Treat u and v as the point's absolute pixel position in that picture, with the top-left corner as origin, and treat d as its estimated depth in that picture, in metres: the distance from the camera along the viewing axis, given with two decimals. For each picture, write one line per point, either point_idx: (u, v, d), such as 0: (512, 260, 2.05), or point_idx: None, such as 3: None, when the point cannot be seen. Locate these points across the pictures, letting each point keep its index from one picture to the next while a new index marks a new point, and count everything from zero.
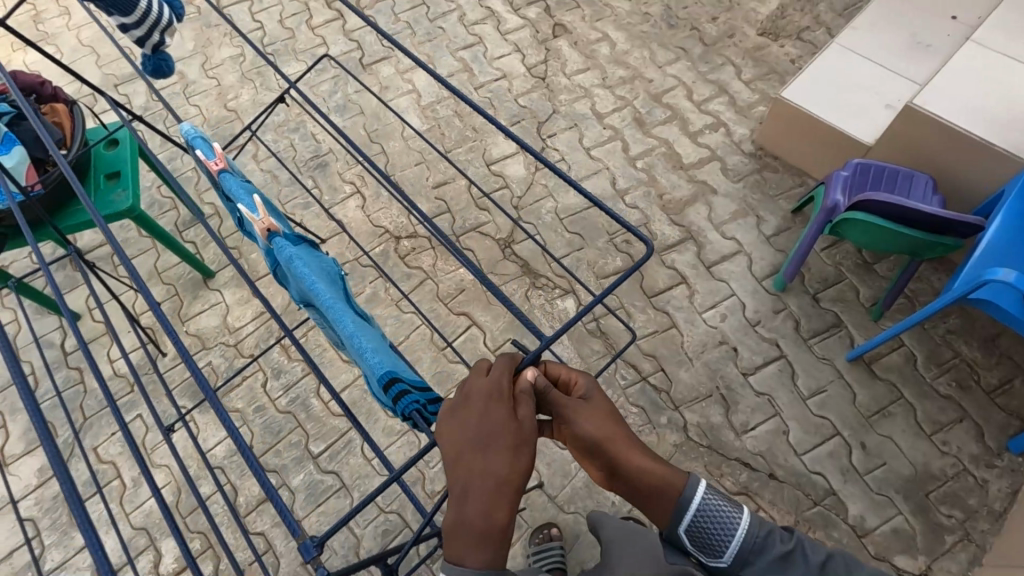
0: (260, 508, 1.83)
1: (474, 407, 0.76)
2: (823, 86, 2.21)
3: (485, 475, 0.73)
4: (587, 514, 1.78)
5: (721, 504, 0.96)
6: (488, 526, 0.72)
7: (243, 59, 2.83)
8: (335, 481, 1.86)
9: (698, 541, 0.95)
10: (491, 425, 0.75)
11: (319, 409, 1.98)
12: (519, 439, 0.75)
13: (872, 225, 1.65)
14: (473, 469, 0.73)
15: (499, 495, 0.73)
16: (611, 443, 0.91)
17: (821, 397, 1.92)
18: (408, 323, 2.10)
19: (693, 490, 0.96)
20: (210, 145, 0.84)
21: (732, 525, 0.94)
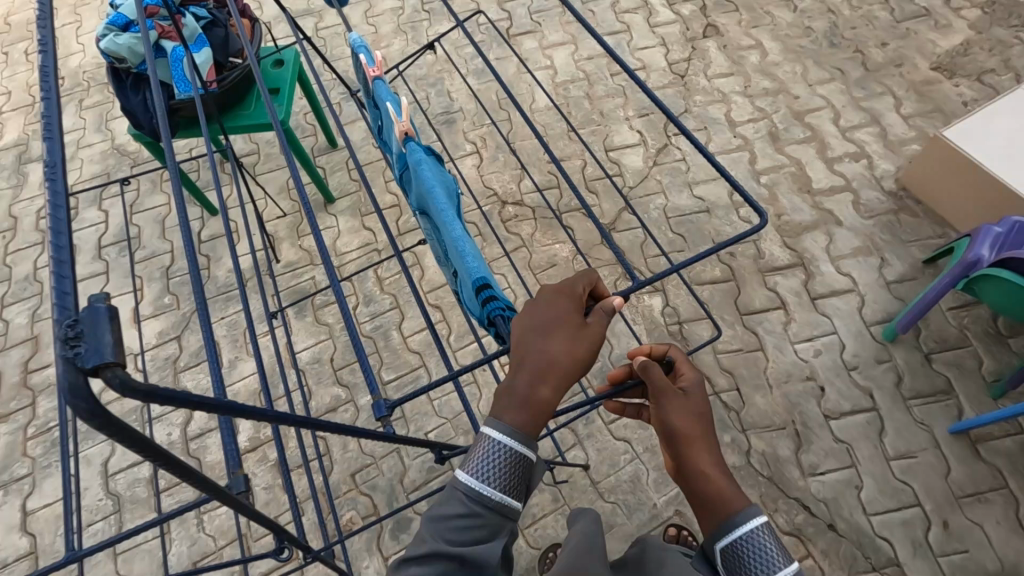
0: (327, 415, 1.99)
1: (541, 300, 0.78)
2: (996, 133, 1.99)
3: (538, 353, 0.74)
4: (625, 508, 1.77)
5: (768, 545, 0.76)
6: (531, 399, 0.74)
7: (401, 12, 3.02)
8: (397, 410, 1.97)
9: (728, 564, 0.78)
10: (555, 314, 0.77)
11: (397, 342, 2.11)
12: (580, 334, 0.76)
13: (1018, 289, 1.47)
14: (528, 347, 0.75)
15: (546, 373, 0.74)
16: (683, 435, 0.83)
17: (908, 461, 1.76)
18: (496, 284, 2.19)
19: (745, 515, 0.78)
20: (371, 53, 0.93)
21: (769, 566, 0.74)
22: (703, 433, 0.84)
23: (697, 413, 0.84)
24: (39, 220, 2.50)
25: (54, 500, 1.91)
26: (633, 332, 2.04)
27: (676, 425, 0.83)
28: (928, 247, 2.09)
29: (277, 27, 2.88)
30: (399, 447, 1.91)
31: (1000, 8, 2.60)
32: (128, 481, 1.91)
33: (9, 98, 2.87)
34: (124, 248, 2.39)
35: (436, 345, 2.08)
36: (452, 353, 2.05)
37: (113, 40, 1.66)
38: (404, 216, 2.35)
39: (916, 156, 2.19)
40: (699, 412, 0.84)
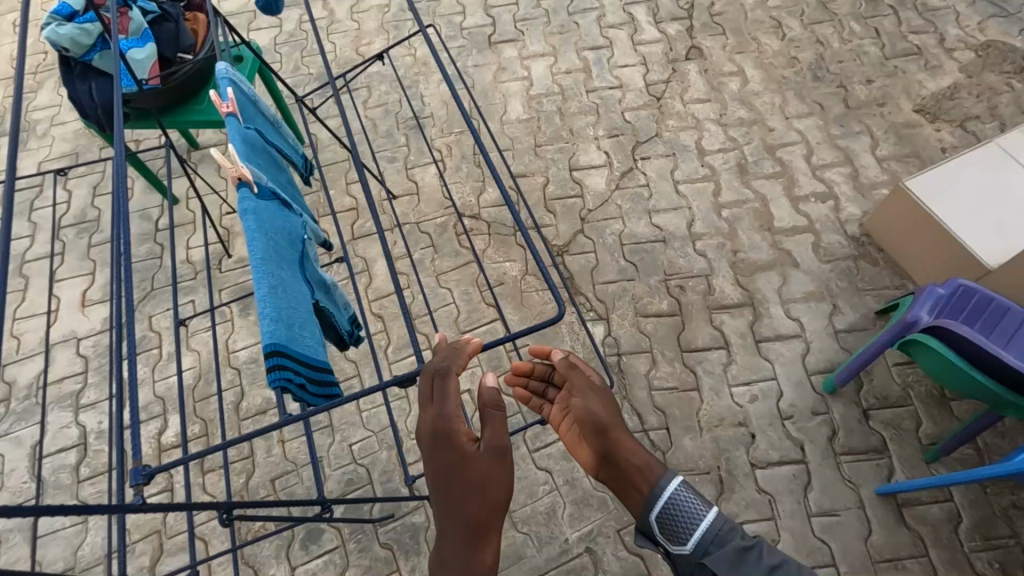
0: (256, 417, 1.99)
1: (429, 446, 0.91)
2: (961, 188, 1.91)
3: (460, 485, 0.89)
4: (537, 541, 1.75)
5: (691, 499, 1.09)
6: (472, 533, 0.87)
7: (387, 10, 2.99)
8: (324, 418, 1.96)
9: (670, 532, 1.09)
10: (446, 460, 0.90)
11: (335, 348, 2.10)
12: (469, 468, 0.89)
13: (944, 360, 1.42)
14: (445, 504, 0.88)
15: (470, 507, 0.88)
16: (609, 424, 1.12)
17: (830, 519, 1.72)
18: (441, 298, 2.17)
19: (669, 485, 1.10)
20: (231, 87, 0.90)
21: (695, 519, 1.08)
22: (607, 407, 1.13)
23: (606, 400, 1.14)
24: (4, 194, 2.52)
25: None
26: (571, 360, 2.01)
27: (590, 411, 1.12)
28: (884, 297, 2.03)
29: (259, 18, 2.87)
30: (322, 456, 1.91)
31: (994, 52, 2.50)
32: (54, 466, 1.93)
33: None
34: (83, 230, 2.41)
35: (373, 355, 2.07)
36: (388, 365, 2.04)
37: (53, 25, 1.64)
38: (359, 220, 2.33)
39: (882, 203, 2.13)
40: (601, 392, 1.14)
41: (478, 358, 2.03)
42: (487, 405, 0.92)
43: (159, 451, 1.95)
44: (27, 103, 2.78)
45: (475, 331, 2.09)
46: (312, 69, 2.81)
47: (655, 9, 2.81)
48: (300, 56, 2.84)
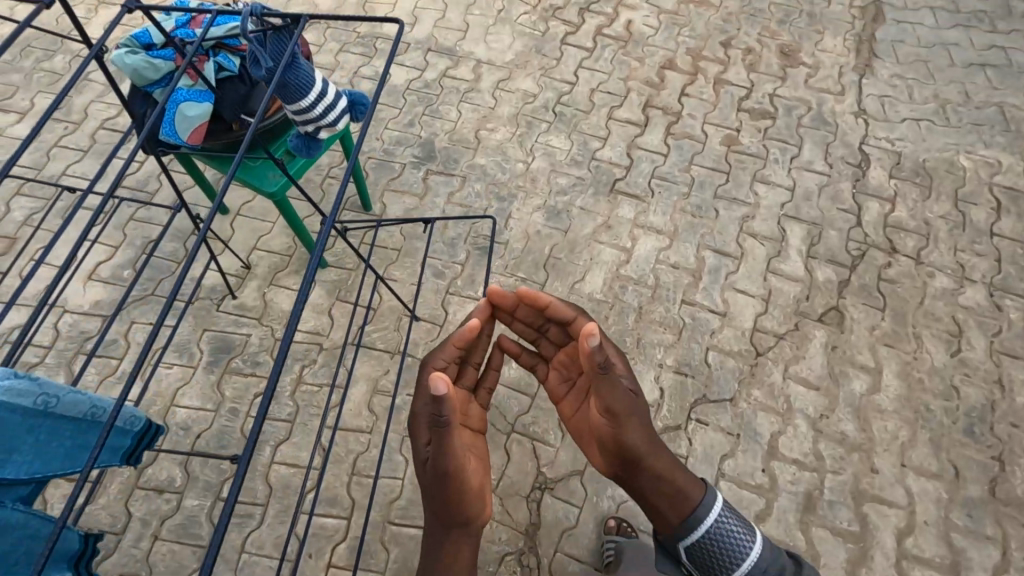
0: (149, 491, 1.81)
1: (414, 444, 1.14)
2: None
3: (431, 483, 1.11)
4: None
5: (733, 528, 1.28)
6: (450, 527, 1.14)
7: (531, 101, 2.70)
8: (206, 536, 1.75)
9: (699, 552, 1.27)
10: (418, 460, 1.13)
11: (263, 459, 1.87)
12: (427, 475, 1.11)
13: None
14: (428, 497, 1.13)
15: (445, 502, 1.11)
16: (643, 454, 1.22)
17: None
18: (394, 464, 1.87)
19: (707, 509, 1.27)
20: None
21: (741, 548, 1.27)
22: (638, 429, 1.22)
23: (639, 421, 1.23)
24: (100, 129, 2.56)
25: None
26: None
27: (624, 438, 1.21)
28: None
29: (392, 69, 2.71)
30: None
31: None
32: None
33: None
34: (134, 198, 2.36)
35: (290, 494, 1.82)
36: (298, 512, 1.79)
37: (125, 53, 1.50)
38: (368, 328, 2.09)
39: None
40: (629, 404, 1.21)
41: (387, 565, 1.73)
42: (441, 417, 1.08)
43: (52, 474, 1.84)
44: None
45: (403, 528, 1.78)
46: (423, 131, 2.59)
47: (814, 238, 2.29)
48: (421, 112, 2.64)
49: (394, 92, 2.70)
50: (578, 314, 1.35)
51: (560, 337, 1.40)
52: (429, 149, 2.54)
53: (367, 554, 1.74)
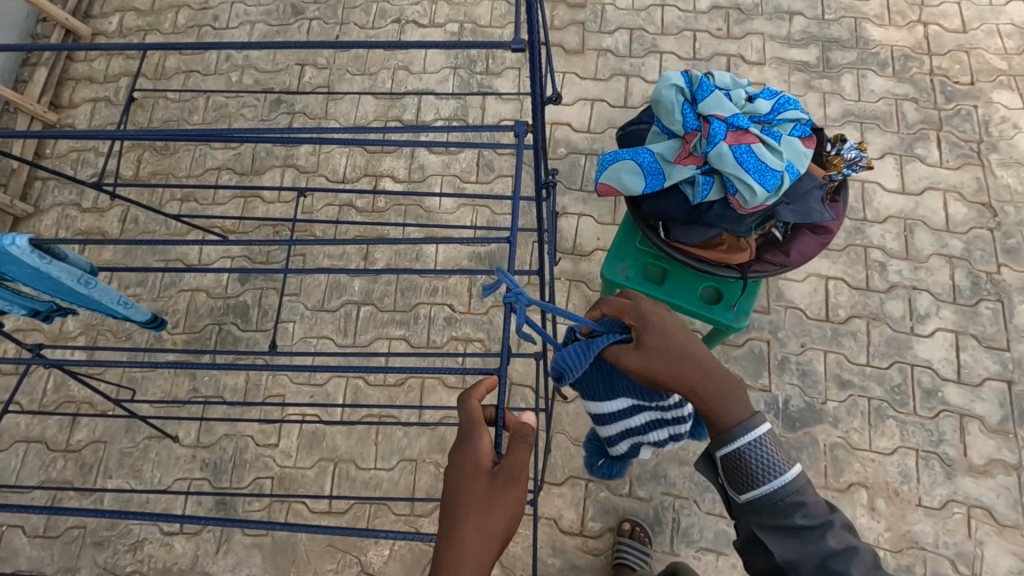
0: (366, 251, 2.18)
1: (464, 471, 0.84)
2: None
3: (466, 508, 0.81)
4: (129, 450, 1.95)
5: (762, 445, 0.89)
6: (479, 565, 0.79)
7: (957, 566, 1.67)
8: (332, 306, 2.10)
9: (739, 477, 0.90)
10: (462, 484, 0.83)
11: (394, 331, 2.06)
12: (483, 488, 0.82)
13: None
14: (466, 521, 0.80)
15: (493, 528, 0.80)
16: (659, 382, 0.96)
17: None
18: (391, 456, 1.88)
19: (737, 430, 0.89)
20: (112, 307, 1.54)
21: (767, 463, 0.88)
22: (683, 377, 0.94)
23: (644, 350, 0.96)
24: (724, 56, 2.40)
25: (421, 58, 2.49)
26: (242, 568, 1.78)
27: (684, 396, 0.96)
28: None
29: (933, 352, 1.88)
30: (301, 296, 2.12)
31: None
32: (408, 106, 2.42)
33: (943, 33, 2.33)
34: None
35: (361, 366, 2.00)
36: (349, 375, 2.00)
37: (676, 84, 1.26)
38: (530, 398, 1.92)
39: None
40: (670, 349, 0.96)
41: (300, 469, 1.89)
42: (522, 430, 0.85)
43: (379, 174, 2.30)
44: (867, 69, 2.30)
45: (330, 477, 1.87)
46: (835, 403, 1.84)
47: None
48: (868, 394, 1.85)
49: (894, 349, 1.89)
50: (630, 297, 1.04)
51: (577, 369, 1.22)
52: (807, 418, 1.83)
53: (313, 447, 1.91)
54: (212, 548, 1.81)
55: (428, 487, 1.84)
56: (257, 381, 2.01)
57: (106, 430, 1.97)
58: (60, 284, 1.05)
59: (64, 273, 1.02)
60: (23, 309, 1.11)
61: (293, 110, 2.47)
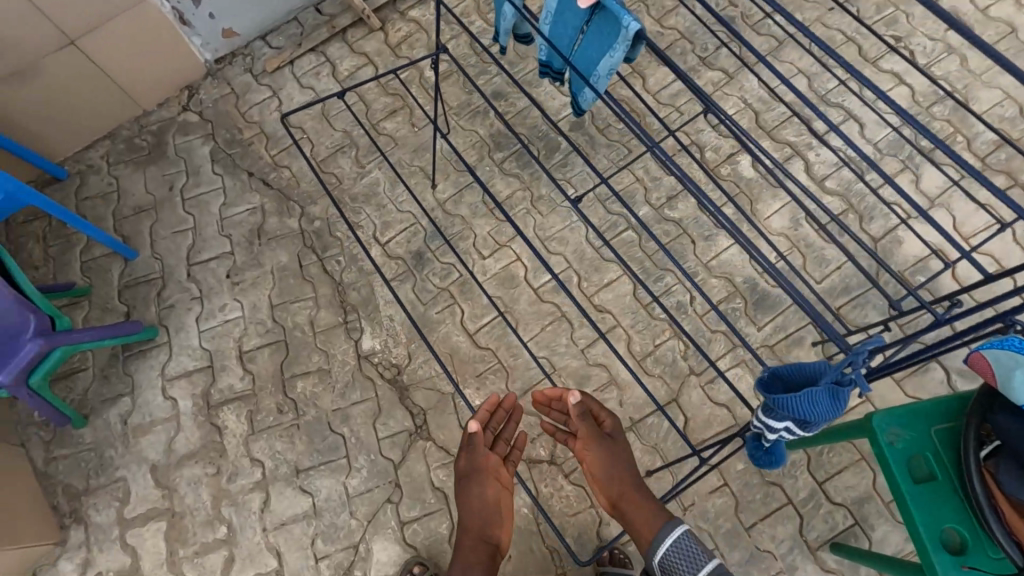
0: (676, 195, 2.13)
1: (472, 502, 1.42)
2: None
3: (468, 532, 1.40)
4: (405, 165, 2.25)
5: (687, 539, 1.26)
6: (472, 549, 1.37)
7: None
8: (613, 208, 2.13)
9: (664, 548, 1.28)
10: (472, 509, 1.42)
11: (635, 270, 2.04)
12: (484, 506, 1.42)
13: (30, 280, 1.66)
14: (471, 529, 1.40)
15: (477, 531, 1.40)
16: (628, 493, 1.37)
17: (178, 230, 2.20)
18: (543, 349, 1.95)
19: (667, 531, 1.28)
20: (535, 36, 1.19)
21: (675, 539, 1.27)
22: (634, 497, 1.37)
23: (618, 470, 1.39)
24: None
25: (882, 90, 2.22)
26: (391, 308, 2.03)
27: (636, 483, 1.39)
28: (70, 443, 1.92)
29: None
30: (600, 181, 2.17)
31: None
32: (827, 118, 2.20)
33: None
34: None
35: (586, 270, 2.05)
36: (574, 266, 2.06)
37: None
38: (675, 423, 1.84)
39: (26, 553, 1.71)
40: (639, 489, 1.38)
41: (481, 289, 2.04)
42: (485, 476, 1.44)
43: (748, 150, 2.18)
44: None
45: (493, 316, 2.00)
46: None
47: None
48: None
49: None
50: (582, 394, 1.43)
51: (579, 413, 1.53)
52: None
53: (505, 285, 2.03)
54: (388, 276, 2.07)
55: (545, 394, 1.89)
56: (517, 204, 2.15)
57: (406, 139, 2.29)
58: (590, 63, 1.09)
59: (604, 61, 1.06)
60: (552, 46, 1.13)
61: (734, 36, 2.36)
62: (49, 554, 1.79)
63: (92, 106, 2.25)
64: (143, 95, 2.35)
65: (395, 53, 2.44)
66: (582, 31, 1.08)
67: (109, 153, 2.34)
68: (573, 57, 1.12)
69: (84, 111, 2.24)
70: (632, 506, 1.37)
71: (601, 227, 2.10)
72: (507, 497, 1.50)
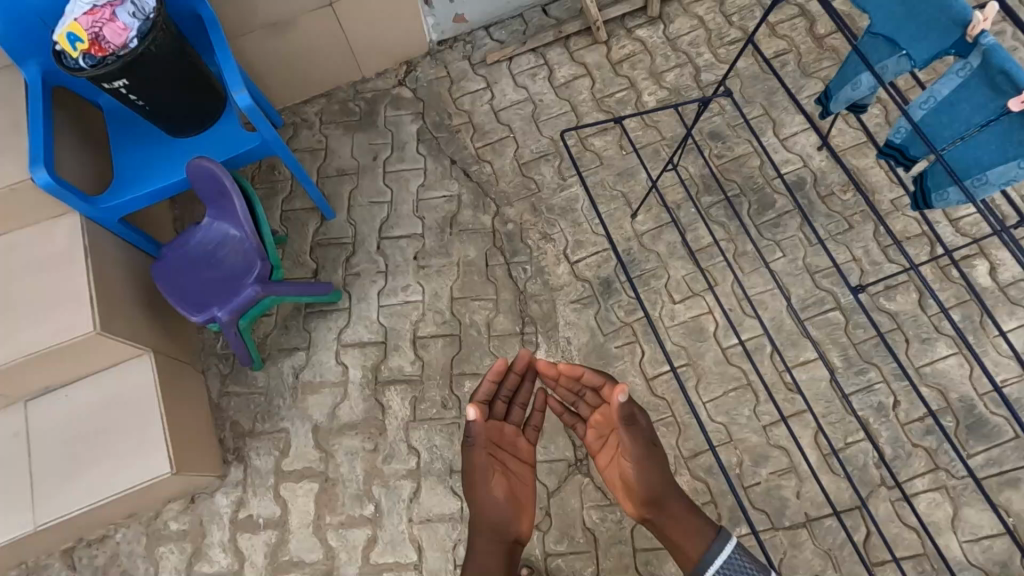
0: (895, 286, 1.96)
1: (484, 500, 1.42)
2: (118, 449, 1.70)
3: (483, 533, 1.41)
4: (608, 187, 2.19)
5: (737, 558, 1.27)
6: (489, 550, 1.39)
7: None
8: (821, 284, 1.99)
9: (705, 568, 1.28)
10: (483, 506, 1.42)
11: (835, 355, 1.90)
12: (492, 509, 1.41)
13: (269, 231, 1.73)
14: (486, 529, 1.41)
15: (489, 533, 1.40)
16: (651, 493, 1.37)
17: (375, 201, 2.24)
18: (722, 414, 1.85)
19: (717, 551, 1.28)
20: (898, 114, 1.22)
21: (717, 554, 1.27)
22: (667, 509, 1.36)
23: (647, 471, 1.37)
24: None
25: None
26: (571, 330, 1.98)
27: (670, 486, 1.38)
28: (244, 382, 1.99)
29: None
30: (813, 251, 2.03)
31: None
32: None
33: None
34: None
35: (782, 342, 1.93)
36: (769, 334, 1.94)
37: None
38: (854, 533, 1.70)
39: (196, 479, 1.80)
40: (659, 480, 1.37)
41: (666, 334, 1.96)
42: (488, 470, 1.43)
43: (987, 255, 1.97)
44: None
45: (674, 365, 1.91)
46: None
47: None
48: None
49: None
50: (611, 381, 1.47)
51: (597, 397, 1.52)
52: None
53: (692, 337, 1.94)
54: (572, 296, 2.03)
55: (717, 462, 1.79)
56: (719, 255, 2.05)
57: (613, 160, 2.22)
58: (975, 163, 1.13)
59: (997, 169, 1.10)
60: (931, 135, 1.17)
61: None
62: (209, 485, 1.86)
63: (323, 65, 2.32)
64: (368, 63, 2.40)
65: (615, 70, 2.39)
66: (979, 134, 1.11)
67: (323, 110, 2.41)
68: (951, 150, 1.16)
69: (315, 68, 2.31)
70: (670, 516, 1.36)
71: (805, 301, 1.97)
72: (519, 486, 1.50)
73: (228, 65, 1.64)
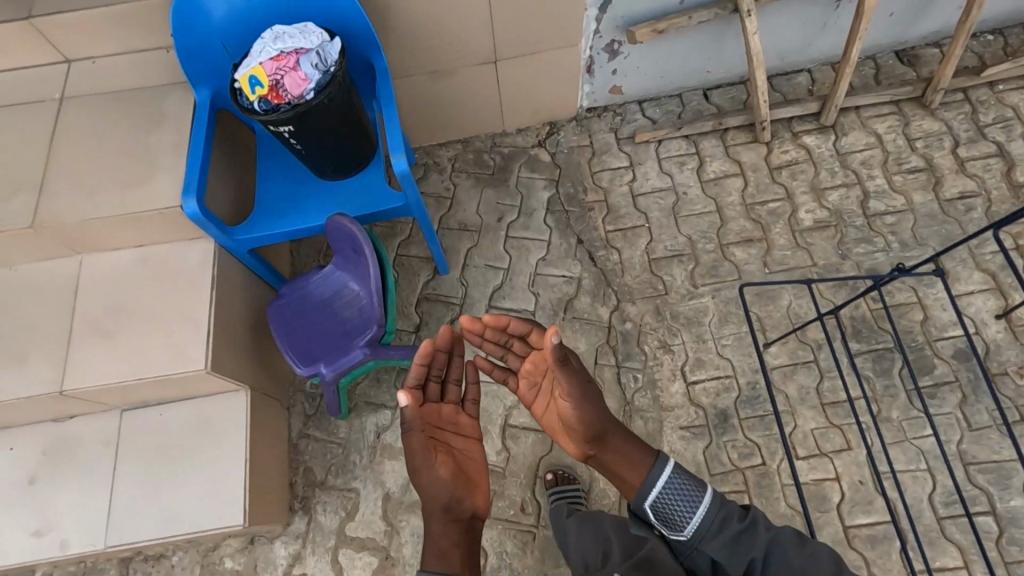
0: None
1: (427, 483, 1.23)
2: (196, 482, 1.66)
3: (434, 517, 1.22)
4: (743, 306, 2.00)
5: (688, 489, 1.15)
6: (439, 543, 1.19)
7: None
8: (974, 478, 1.73)
9: (661, 516, 1.16)
10: (431, 491, 1.23)
11: (978, 568, 1.64)
12: (436, 497, 1.23)
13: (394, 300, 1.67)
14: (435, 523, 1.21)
15: (437, 527, 1.21)
16: (598, 434, 1.23)
17: (491, 265, 2.14)
18: None
19: (657, 480, 1.16)
20: None
21: (690, 511, 1.13)
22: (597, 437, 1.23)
23: (583, 408, 1.23)
24: None
25: None
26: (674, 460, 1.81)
27: (612, 419, 1.24)
28: (325, 428, 1.93)
29: None
30: (970, 436, 1.77)
31: None
32: None
33: None
34: None
35: (916, 535, 1.68)
36: (902, 523, 1.69)
37: None
38: None
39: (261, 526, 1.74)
40: (602, 420, 1.23)
41: (781, 491, 1.75)
42: (430, 460, 1.24)
43: None
44: None
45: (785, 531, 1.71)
46: None
47: None
48: None
49: None
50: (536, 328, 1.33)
51: (524, 346, 1.38)
52: None
53: (811, 503, 1.73)
54: (683, 421, 1.85)
55: None
56: (858, 414, 1.82)
57: (754, 278, 2.03)
58: None
59: None
60: None
61: None
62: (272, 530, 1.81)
63: (468, 114, 2.24)
64: (513, 119, 2.31)
65: (772, 176, 2.19)
66: None
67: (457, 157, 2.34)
68: None
69: (461, 115, 2.24)
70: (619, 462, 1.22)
71: (952, 494, 1.71)
72: (468, 468, 1.31)
73: (392, 127, 1.58)
